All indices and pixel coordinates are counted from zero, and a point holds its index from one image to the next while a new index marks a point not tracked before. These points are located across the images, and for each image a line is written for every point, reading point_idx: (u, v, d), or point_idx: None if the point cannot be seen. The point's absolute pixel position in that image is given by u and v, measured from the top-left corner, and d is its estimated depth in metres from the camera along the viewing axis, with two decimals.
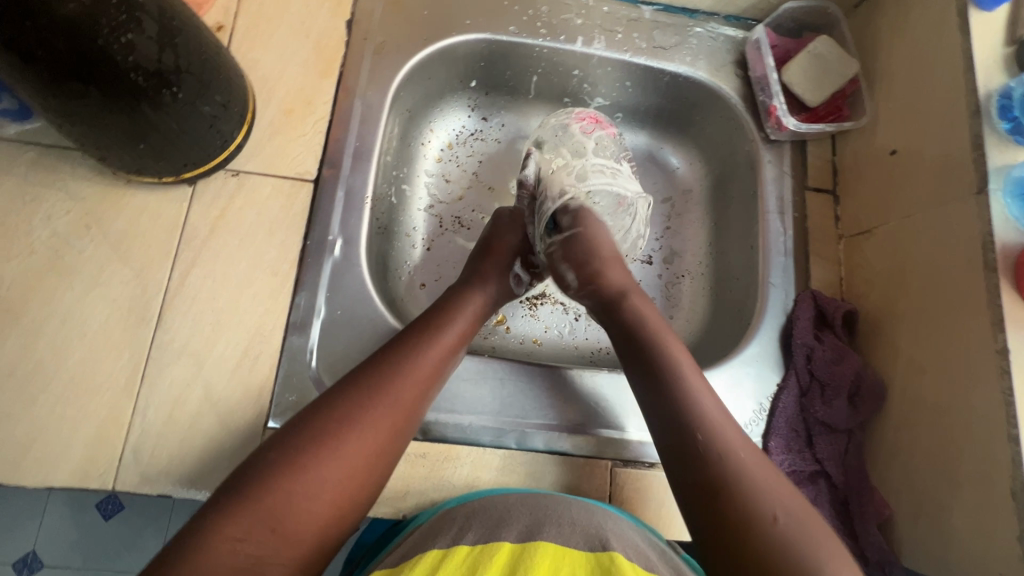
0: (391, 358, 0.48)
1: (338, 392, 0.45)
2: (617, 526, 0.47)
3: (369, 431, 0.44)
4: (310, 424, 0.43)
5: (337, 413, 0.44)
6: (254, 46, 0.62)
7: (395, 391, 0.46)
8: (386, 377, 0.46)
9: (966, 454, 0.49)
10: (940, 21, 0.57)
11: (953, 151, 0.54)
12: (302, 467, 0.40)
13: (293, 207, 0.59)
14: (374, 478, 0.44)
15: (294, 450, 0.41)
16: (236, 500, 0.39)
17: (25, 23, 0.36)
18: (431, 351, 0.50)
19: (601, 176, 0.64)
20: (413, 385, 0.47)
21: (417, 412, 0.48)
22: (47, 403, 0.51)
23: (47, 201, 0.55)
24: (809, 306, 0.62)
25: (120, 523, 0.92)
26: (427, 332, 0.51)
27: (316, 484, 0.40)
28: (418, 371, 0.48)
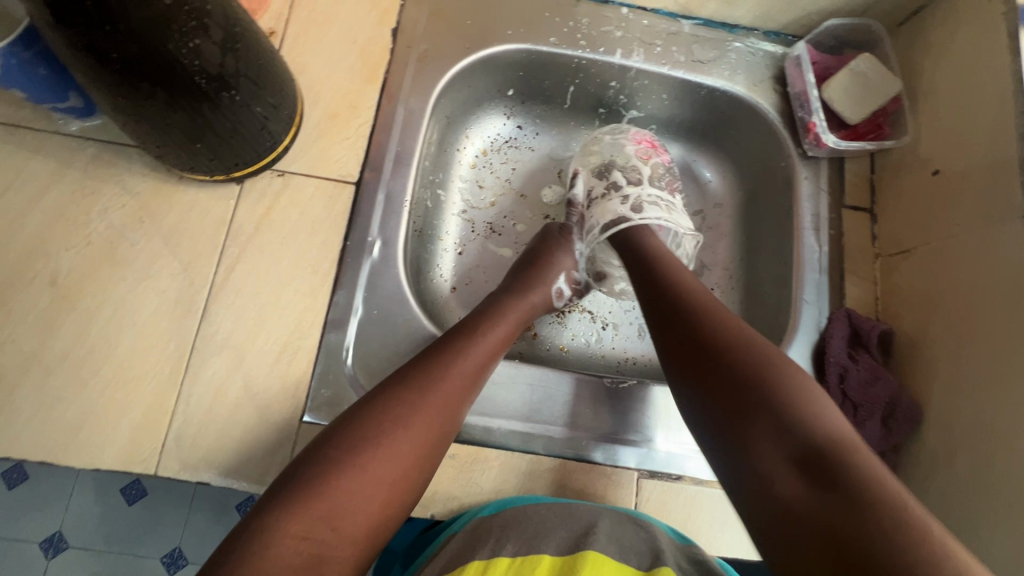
0: (436, 358, 0.49)
1: (385, 392, 0.46)
2: (650, 535, 0.49)
3: (418, 429, 0.45)
4: (360, 422, 0.44)
5: (386, 412, 0.45)
6: (304, 52, 0.65)
7: (442, 391, 0.47)
8: (432, 377, 0.48)
9: (1007, 483, 0.48)
10: (990, 41, 0.56)
11: (1000, 173, 0.53)
12: (355, 465, 0.42)
13: (335, 208, 0.61)
14: (423, 475, 0.45)
15: (345, 449, 0.42)
16: (296, 500, 0.39)
17: (104, 28, 0.38)
18: (474, 352, 0.51)
19: (656, 209, 0.65)
20: (459, 384, 0.49)
21: (462, 412, 0.49)
22: (96, 387, 0.53)
23: (105, 194, 0.58)
24: (844, 324, 0.61)
25: (143, 509, 0.95)
26: (469, 334, 0.52)
27: (370, 481, 0.42)
28: (464, 370, 0.50)
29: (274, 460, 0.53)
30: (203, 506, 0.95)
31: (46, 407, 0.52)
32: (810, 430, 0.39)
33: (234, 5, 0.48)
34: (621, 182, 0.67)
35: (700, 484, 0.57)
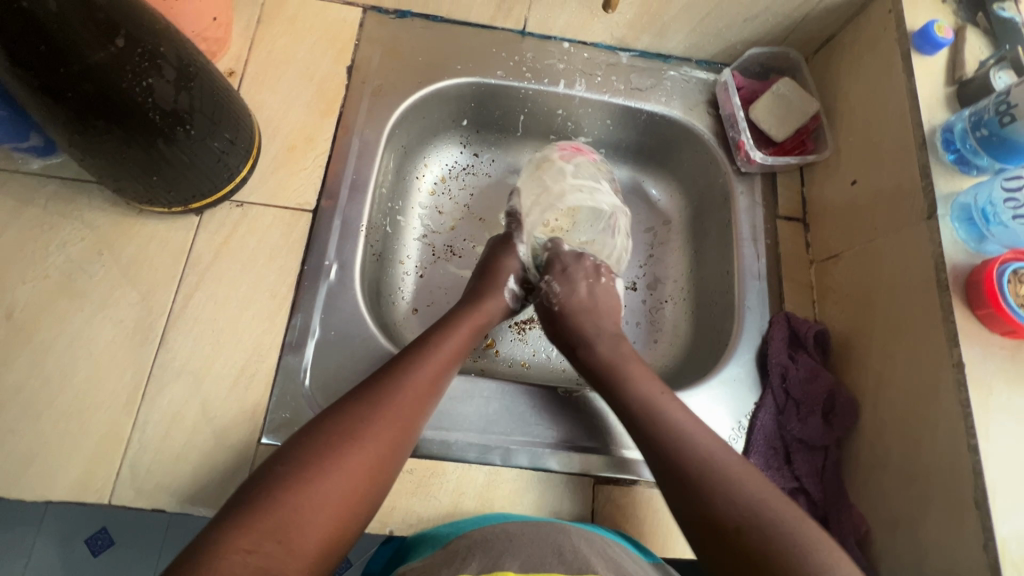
0: (390, 374, 0.51)
1: (339, 407, 0.48)
2: (614, 553, 0.48)
3: (375, 439, 0.47)
4: (317, 437, 0.45)
5: (343, 423, 0.46)
6: (262, 90, 0.68)
7: (394, 404, 0.49)
8: (387, 390, 0.49)
9: (933, 466, 0.50)
10: (889, 64, 0.62)
11: (905, 180, 0.58)
12: (310, 475, 0.43)
13: (293, 234, 0.63)
14: (380, 482, 0.46)
15: (298, 463, 0.43)
16: (245, 515, 0.40)
17: (59, 70, 0.41)
18: (433, 362, 0.54)
19: (579, 194, 0.72)
20: (413, 397, 0.50)
21: (419, 423, 0.50)
22: (50, 419, 0.53)
23: (63, 229, 0.59)
24: (783, 327, 0.65)
25: (108, 559, 0.91)
26: (424, 349, 0.54)
27: (323, 490, 0.43)
28: (417, 384, 0.51)
29: (232, 484, 0.53)
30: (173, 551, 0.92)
31: None
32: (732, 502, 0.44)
33: (190, 49, 0.51)
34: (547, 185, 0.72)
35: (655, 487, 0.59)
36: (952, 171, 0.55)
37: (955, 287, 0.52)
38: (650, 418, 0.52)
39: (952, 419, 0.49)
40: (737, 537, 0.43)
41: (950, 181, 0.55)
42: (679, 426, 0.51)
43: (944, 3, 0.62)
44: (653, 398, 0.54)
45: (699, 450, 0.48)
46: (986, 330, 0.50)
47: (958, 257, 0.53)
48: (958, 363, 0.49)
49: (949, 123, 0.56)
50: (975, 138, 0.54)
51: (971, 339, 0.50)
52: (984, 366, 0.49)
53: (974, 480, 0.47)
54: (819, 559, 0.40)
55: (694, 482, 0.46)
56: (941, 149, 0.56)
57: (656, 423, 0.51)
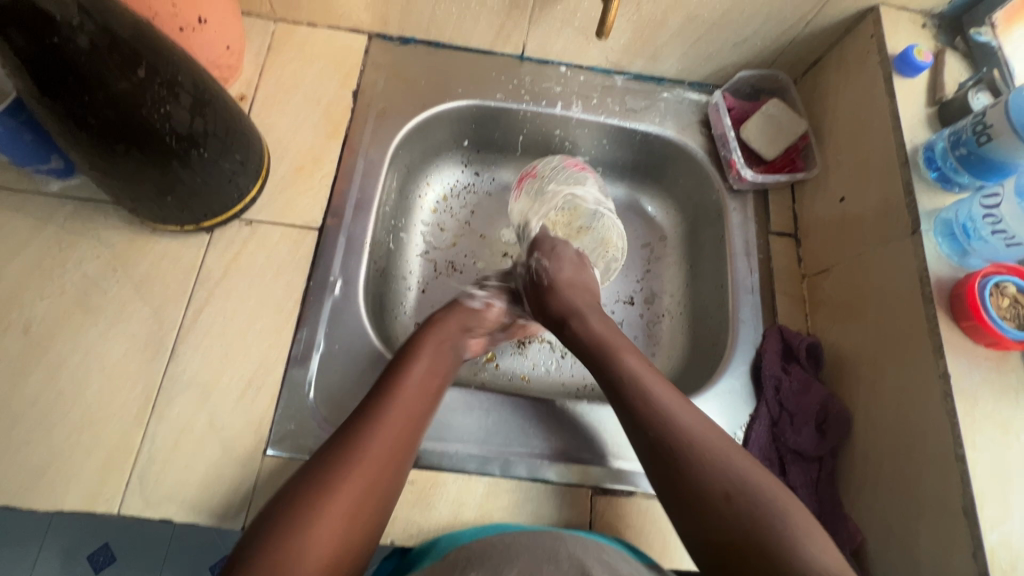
0: (373, 405, 0.51)
1: (337, 435, 0.49)
2: (609, 557, 0.50)
3: (377, 461, 0.48)
4: (318, 468, 0.46)
5: (342, 450, 0.47)
6: (272, 113, 0.71)
7: (381, 435, 0.49)
8: (373, 420, 0.50)
9: (923, 476, 0.51)
10: (872, 86, 0.65)
11: (890, 197, 0.60)
12: (316, 505, 0.43)
13: (299, 251, 0.65)
14: (384, 500, 0.48)
15: (304, 495, 0.44)
16: (248, 561, 0.40)
17: (83, 98, 0.44)
18: (423, 380, 0.55)
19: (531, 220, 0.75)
20: (398, 425, 0.51)
21: (408, 448, 0.51)
22: (64, 430, 0.55)
23: (80, 247, 0.62)
24: (776, 340, 0.66)
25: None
26: (403, 376, 0.55)
27: (331, 517, 0.43)
28: (400, 412, 0.51)
29: (237, 494, 0.55)
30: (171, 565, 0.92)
31: (12, 452, 0.54)
32: (711, 483, 0.47)
33: (205, 76, 0.54)
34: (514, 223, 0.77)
35: (651, 498, 0.60)
36: (935, 188, 0.57)
37: (940, 300, 0.53)
38: (633, 395, 0.53)
39: (940, 429, 0.50)
40: (721, 510, 0.46)
41: (933, 198, 0.57)
42: (663, 405, 0.52)
43: (923, 28, 0.65)
44: (635, 380, 0.54)
45: (680, 430, 0.50)
46: (971, 342, 0.52)
47: (942, 270, 0.54)
48: (945, 373, 0.51)
49: (930, 143, 0.59)
50: (955, 157, 0.55)
51: (957, 350, 0.51)
52: (970, 377, 0.51)
53: (963, 489, 0.47)
54: (798, 533, 0.43)
55: (679, 457, 0.49)
56: (923, 167, 0.58)
57: (646, 402, 0.52)
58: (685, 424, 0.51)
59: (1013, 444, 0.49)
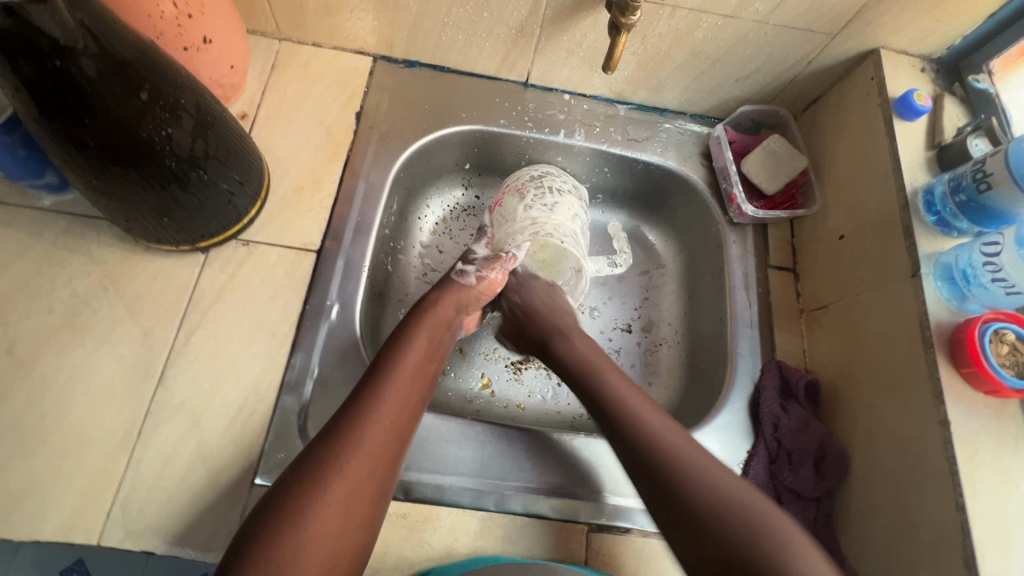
0: (353, 410, 0.48)
1: (332, 423, 0.47)
2: None
3: (373, 449, 0.46)
4: (312, 455, 0.44)
5: (337, 439, 0.45)
6: (273, 133, 0.71)
7: (363, 444, 0.46)
8: (355, 424, 0.47)
9: (922, 524, 0.51)
10: (872, 127, 0.66)
11: (890, 239, 0.60)
12: (312, 496, 0.42)
13: (296, 274, 0.64)
14: (384, 489, 0.46)
15: (286, 511, 0.41)
16: None
17: (83, 121, 0.43)
18: (415, 367, 0.54)
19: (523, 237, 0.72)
20: (380, 432, 0.47)
21: (397, 456, 0.48)
22: (44, 455, 0.53)
23: (70, 264, 0.60)
24: (775, 376, 0.66)
25: None
26: (383, 377, 0.51)
27: (327, 510, 0.42)
28: (385, 416, 0.48)
29: (223, 525, 0.53)
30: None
31: None
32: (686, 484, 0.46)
33: (209, 98, 0.54)
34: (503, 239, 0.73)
35: (649, 535, 0.59)
36: (934, 232, 0.58)
37: (939, 344, 0.53)
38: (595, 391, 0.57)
39: (939, 476, 0.50)
40: (694, 523, 0.45)
41: (933, 242, 0.57)
42: (646, 422, 0.52)
43: (922, 72, 0.67)
44: (619, 400, 0.55)
45: (652, 435, 0.51)
46: (970, 388, 0.52)
47: (942, 315, 0.54)
48: (945, 420, 0.51)
49: (930, 186, 0.59)
50: (954, 202, 0.56)
51: (956, 397, 0.51)
52: (970, 424, 0.51)
53: (963, 540, 0.47)
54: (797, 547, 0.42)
55: (662, 473, 0.48)
56: (923, 210, 0.59)
57: (634, 425, 0.52)
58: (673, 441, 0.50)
59: (1012, 493, 0.49)
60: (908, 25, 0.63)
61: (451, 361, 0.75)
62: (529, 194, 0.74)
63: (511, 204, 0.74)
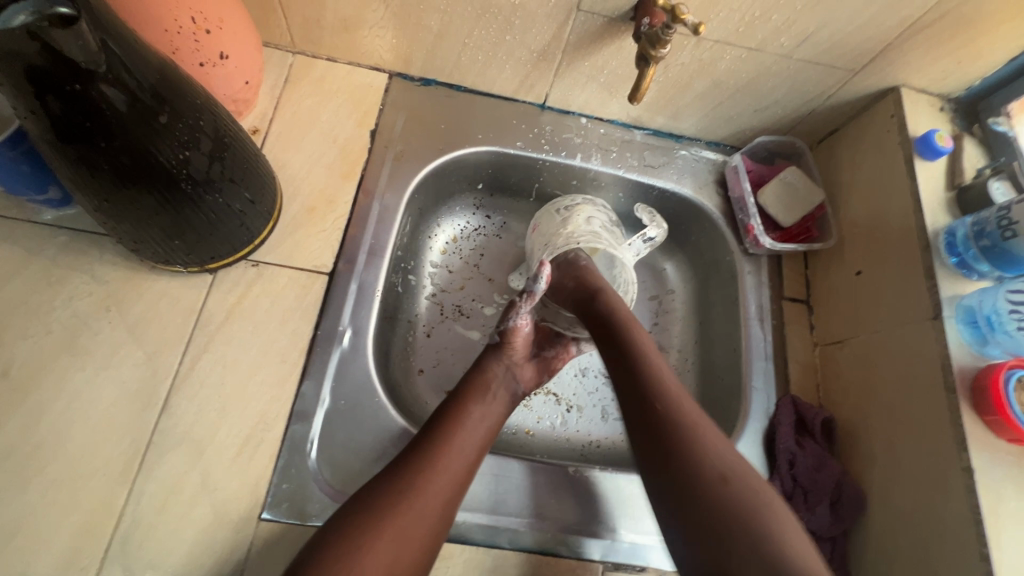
0: (423, 448, 0.52)
1: (392, 470, 0.50)
2: None
3: (427, 505, 0.48)
4: (379, 488, 0.48)
5: (396, 489, 0.48)
6: (285, 150, 0.69)
7: (426, 478, 0.49)
8: (423, 460, 0.51)
9: (942, 571, 0.51)
10: (893, 164, 0.66)
11: (910, 279, 0.60)
12: (366, 543, 0.44)
13: (307, 297, 0.62)
14: (437, 537, 0.48)
15: (352, 531, 0.45)
16: None
17: (100, 145, 0.41)
18: (477, 419, 0.56)
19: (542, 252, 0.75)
20: (443, 471, 0.51)
21: (458, 494, 0.51)
22: (40, 486, 0.51)
23: (71, 283, 0.58)
24: (790, 411, 0.65)
25: None
26: (448, 421, 0.55)
27: (379, 561, 0.44)
28: (450, 457, 0.52)
29: (228, 564, 0.51)
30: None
31: None
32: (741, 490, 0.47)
33: (227, 118, 0.52)
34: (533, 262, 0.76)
35: (663, 574, 0.58)
36: (955, 274, 0.58)
37: (961, 389, 0.53)
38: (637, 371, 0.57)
39: (962, 525, 0.50)
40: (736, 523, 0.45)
41: (954, 284, 0.58)
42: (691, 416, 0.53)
43: (941, 111, 0.67)
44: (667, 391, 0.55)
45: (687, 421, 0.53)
46: (992, 435, 0.52)
47: (964, 360, 0.54)
48: (968, 467, 0.51)
49: (952, 228, 0.59)
50: (977, 247, 0.56)
51: (979, 444, 0.51)
52: (993, 473, 0.50)
53: None
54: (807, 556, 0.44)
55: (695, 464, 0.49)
56: (944, 252, 0.59)
57: (694, 446, 0.51)
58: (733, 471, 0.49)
59: None
60: (930, 65, 0.64)
61: None
62: (546, 224, 0.77)
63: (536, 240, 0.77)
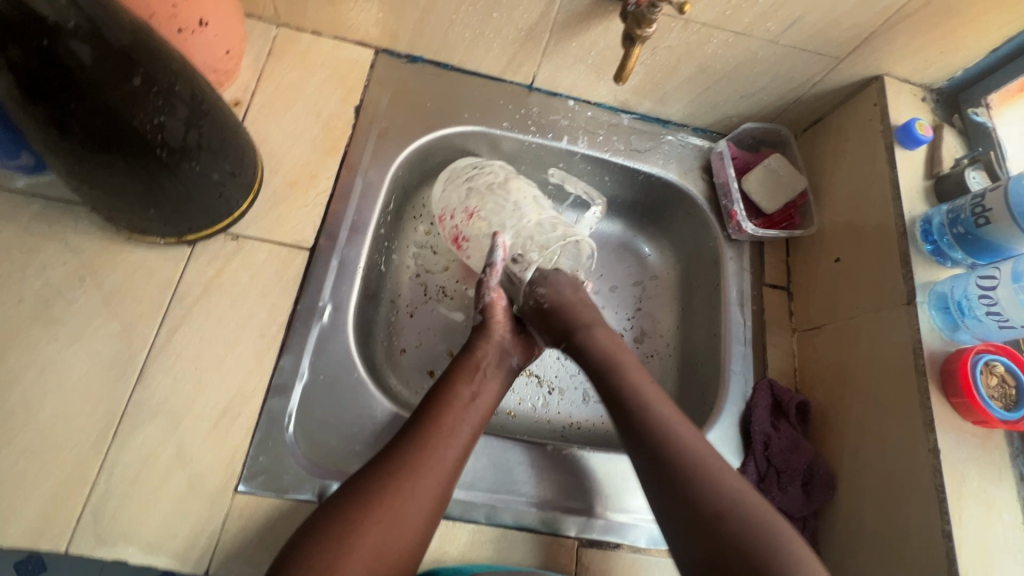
0: (408, 439, 0.52)
1: (377, 462, 0.50)
2: None
3: (420, 489, 0.49)
4: (363, 481, 0.49)
5: (377, 481, 0.48)
6: (268, 123, 0.68)
7: (408, 469, 0.49)
8: (406, 451, 0.51)
9: (906, 548, 0.52)
10: (875, 152, 0.66)
11: (887, 265, 0.61)
12: (350, 536, 0.45)
13: (288, 272, 0.62)
14: (428, 521, 0.49)
15: (338, 524, 0.46)
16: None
17: (70, 105, 0.40)
18: (467, 402, 0.56)
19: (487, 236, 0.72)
20: (426, 459, 0.51)
21: (446, 479, 0.51)
22: (10, 455, 0.50)
23: (44, 252, 0.57)
24: (767, 395, 0.66)
25: None
26: (434, 411, 0.55)
27: (364, 550, 0.45)
28: (435, 446, 0.52)
29: (202, 535, 0.51)
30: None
31: None
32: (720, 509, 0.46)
33: (204, 85, 0.51)
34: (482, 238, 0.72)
35: (638, 552, 0.59)
36: (930, 261, 0.59)
37: (931, 372, 0.54)
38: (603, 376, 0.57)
39: (927, 503, 0.51)
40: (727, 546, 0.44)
41: (928, 271, 0.59)
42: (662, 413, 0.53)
43: (923, 101, 0.68)
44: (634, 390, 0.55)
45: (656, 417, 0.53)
46: (960, 418, 0.53)
47: (934, 344, 0.55)
48: (934, 448, 0.52)
49: (928, 216, 0.60)
50: (952, 234, 0.57)
51: (946, 425, 0.53)
52: (959, 454, 0.52)
53: (948, 567, 0.48)
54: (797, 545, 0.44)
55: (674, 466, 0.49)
56: (920, 239, 0.60)
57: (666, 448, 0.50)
58: (722, 477, 0.47)
59: (995, 522, 0.50)
60: (913, 54, 0.64)
61: (442, 366, 0.73)
62: (487, 207, 0.72)
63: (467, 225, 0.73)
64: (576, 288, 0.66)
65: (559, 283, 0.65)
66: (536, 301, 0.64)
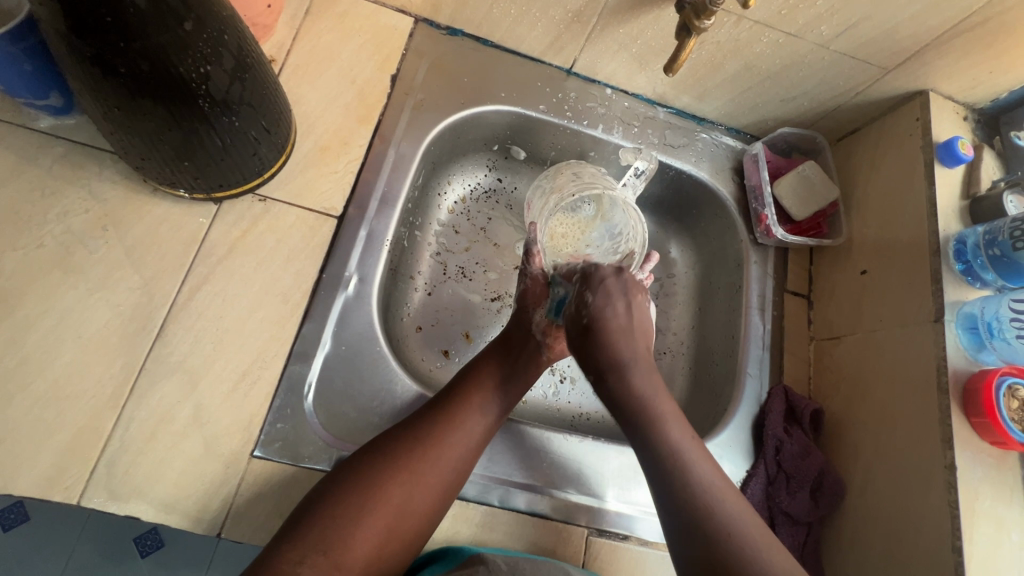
0: (435, 410, 0.53)
1: (402, 427, 0.51)
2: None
3: (442, 461, 0.50)
4: (388, 442, 0.50)
5: (400, 447, 0.49)
6: (301, 84, 0.66)
7: (432, 439, 0.50)
8: (433, 422, 0.51)
9: (914, 560, 0.53)
10: (913, 168, 0.66)
11: (917, 281, 0.61)
12: (370, 496, 0.46)
13: (315, 238, 0.60)
14: (447, 493, 0.50)
15: (360, 483, 0.46)
16: (300, 531, 0.44)
17: (119, 46, 0.39)
18: (497, 381, 0.56)
19: (547, 211, 0.71)
20: (451, 431, 0.51)
21: (468, 454, 0.51)
22: (23, 402, 0.49)
23: (67, 197, 0.55)
24: (781, 400, 0.66)
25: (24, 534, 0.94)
26: (463, 387, 0.55)
27: (382, 510, 0.46)
28: (461, 421, 0.52)
29: (216, 497, 0.50)
30: (133, 556, 0.96)
31: None
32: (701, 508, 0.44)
33: (249, 38, 0.49)
34: (536, 217, 0.72)
35: (645, 544, 0.59)
36: (960, 281, 0.60)
37: (953, 390, 0.55)
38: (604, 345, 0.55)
39: (940, 517, 0.52)
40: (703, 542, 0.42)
41: (957, 290, 0.59)
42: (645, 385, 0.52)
43: (964, 120, 0.68)
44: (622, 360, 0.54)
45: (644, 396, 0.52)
46: (978, 437, 0.54)
47: (959, 362, 0.56)
48: (951, 465, 0.53)
49: (962, 235, 0.61)
50: (987, 255, 0.58)
51: (964, 443, 0.53)
52: (974, 471, 0.53)
53: None
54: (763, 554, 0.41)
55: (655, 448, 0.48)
56: (952, 258, 0.60)
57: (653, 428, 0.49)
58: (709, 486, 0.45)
59: (1003, 541, 0.51)
60: (962, 71, 0.64)
61: (457, 347, 0.73)
62: (537, 199, 0.75)
63: (535, 206, 0.74)
64: (629, 311, 0.57)
65: (610, 295, 0.57)
66: (581, 310, 0.57)
